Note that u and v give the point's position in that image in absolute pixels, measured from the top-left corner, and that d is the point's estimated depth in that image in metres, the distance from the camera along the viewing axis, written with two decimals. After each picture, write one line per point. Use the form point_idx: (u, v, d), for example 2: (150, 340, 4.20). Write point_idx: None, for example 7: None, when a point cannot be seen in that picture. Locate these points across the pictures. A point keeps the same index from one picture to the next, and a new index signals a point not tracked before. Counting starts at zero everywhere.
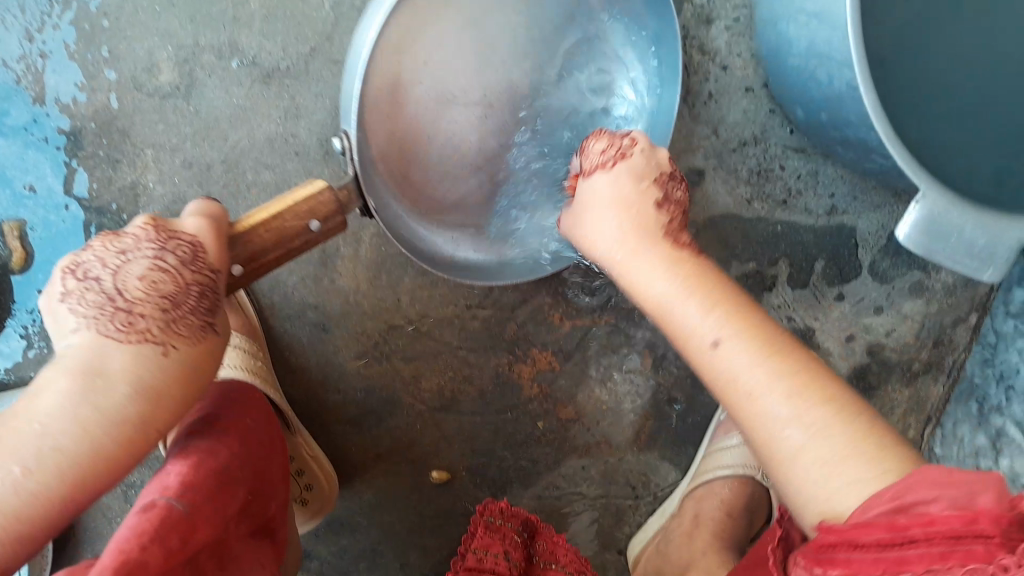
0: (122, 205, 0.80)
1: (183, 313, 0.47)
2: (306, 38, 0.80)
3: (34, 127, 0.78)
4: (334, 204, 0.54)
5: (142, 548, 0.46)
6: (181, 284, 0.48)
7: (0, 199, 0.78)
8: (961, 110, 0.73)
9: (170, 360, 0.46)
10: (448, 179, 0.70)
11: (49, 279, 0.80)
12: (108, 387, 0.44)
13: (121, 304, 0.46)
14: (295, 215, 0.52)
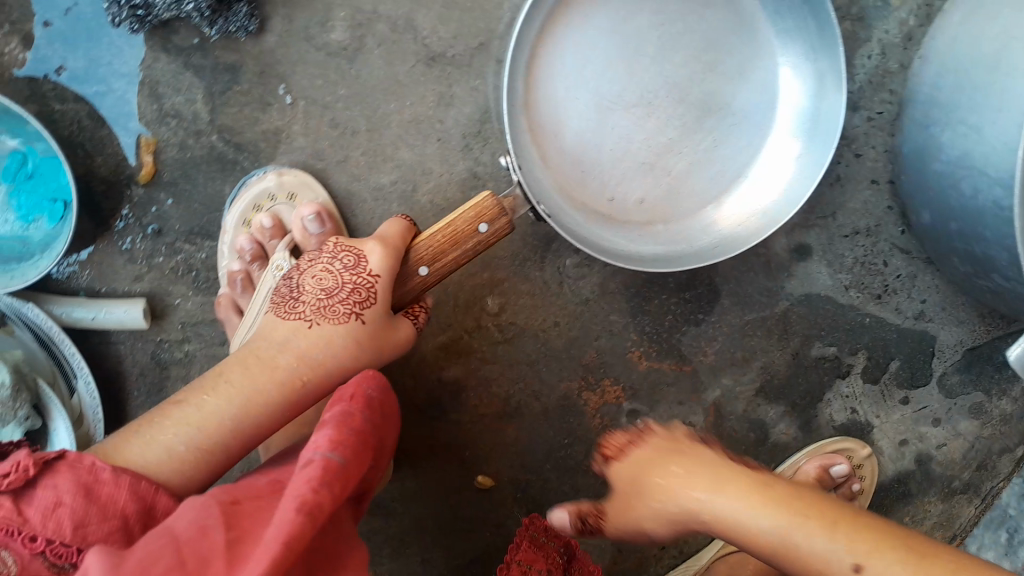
0: (262, 145, 0.81)
1: (335, 302, 0.69)
2: (478, 31, 0.80)
3: (198, 51, 0.79)
4: (497, 207, 0.72)
5: (315, 492, 0.46)
6: (339, 283, 0.69)
7: (146, 112, 0.79)
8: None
9: (311, 331, 0.68)
10: (626, 180, 0.85)
11: (170, 199, 0.82)
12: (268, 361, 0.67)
13: (292, 292, 0.70)
14: (465, 220, 0.72)
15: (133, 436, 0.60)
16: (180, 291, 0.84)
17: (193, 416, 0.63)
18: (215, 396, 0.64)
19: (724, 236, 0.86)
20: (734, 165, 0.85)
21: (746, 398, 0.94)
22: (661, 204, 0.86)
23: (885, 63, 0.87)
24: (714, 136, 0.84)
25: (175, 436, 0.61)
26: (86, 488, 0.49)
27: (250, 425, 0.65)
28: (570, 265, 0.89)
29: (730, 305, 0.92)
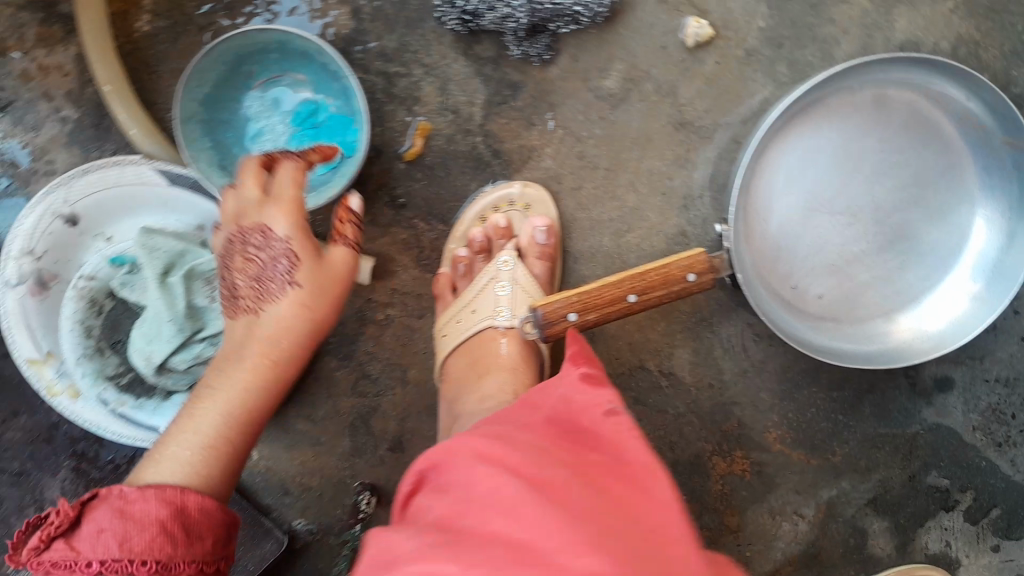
0: (515, 157, 0.91)
1: (269, 268, 0.74)
2: (730, 112, 0.90)
3: (492, 62, 0.88)
4: (709, 264, 0.84)
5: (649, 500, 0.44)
6: (269, 262, 0.74)
7: (430, 102, 0.89)
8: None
9: (264, 315, 0.74)
10: (814, 276, 0.94)
11: (421, 179, 0.91)
12: (235, 361, 0.73)
13: (234, 293, 0.76)
14: (678, 267, 0.84)
15: (153, 463, 0.67)
16: (404, 261, 0.94)
17: (194, 431, 0.69)
18: (231, 374, 0.72)
19: (888, 349, 0.94)
20: (912, 288, 0.94)
21: (857, 504, 1.01)
22: (838, 304, 0.95)
23: None
24: (900, 260, 0.94)
25: (189, 449, 0.68)
26: (120, 511, 0.62)
27: (264, 406, 0.73)
28: (738, 336, 0.98)
29: (869, 416, 0.99)
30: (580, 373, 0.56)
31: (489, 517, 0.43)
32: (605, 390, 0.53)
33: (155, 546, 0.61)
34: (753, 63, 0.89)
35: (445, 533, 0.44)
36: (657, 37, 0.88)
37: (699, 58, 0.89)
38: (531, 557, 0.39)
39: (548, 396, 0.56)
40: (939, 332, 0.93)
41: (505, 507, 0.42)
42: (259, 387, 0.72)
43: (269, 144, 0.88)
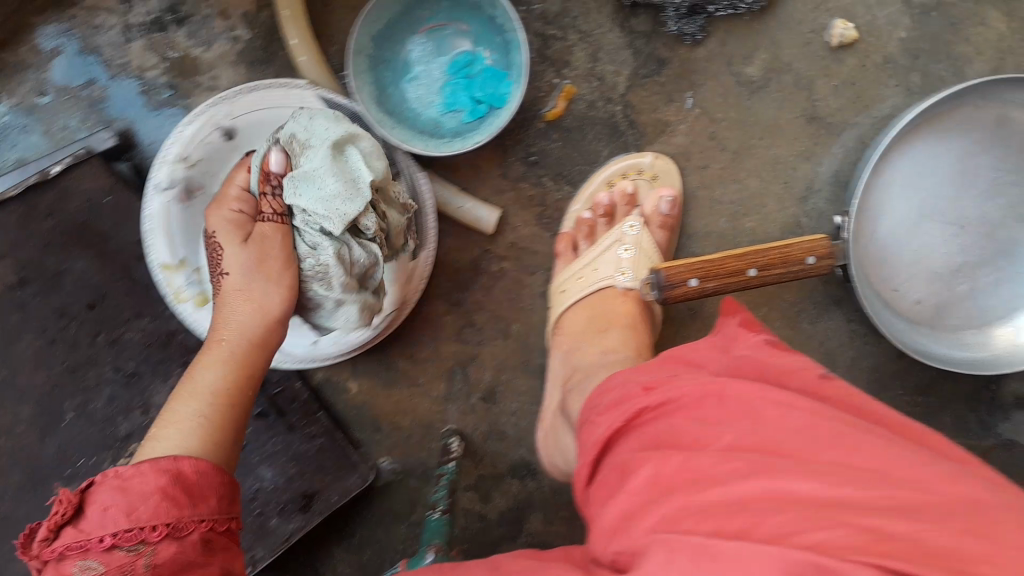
0: (649, 131, 0.96)
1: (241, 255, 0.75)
2: (859, 112, 0.95)
3: (645, 37, 0.94)
4: (832, 249, 0.87)
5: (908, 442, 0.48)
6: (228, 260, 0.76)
7: (579, 66, 0.95)
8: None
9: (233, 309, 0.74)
10: (915, 280, 0.98)
11: (556, 140, 0.96)
12: (215, 352, 0.72)
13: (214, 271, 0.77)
14: (800, 249, 0.86)
15: (181, 395, 0.69)
16: (525, 215, 0.97)
17: (203, 380, 0.70)
18: (235, 323, 0.74)
19: (980, 357, 0.97)
20: (1010, 303, 0.97)
21: None
22: (935, 310, 0.98)
23: None
24: (1004, 275, 0.97)
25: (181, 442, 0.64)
26: (121, 487, 0.57)
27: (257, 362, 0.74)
28: (832, 332, 1.01)
29: (948, 423, 1.02)
30: (766, 338, 0.59)
31: (804, 459, 0.44)
32: (795, 355, 0.56)
33: (162, 511, 0.57)
34: (886, 71, 0.95)
35: (763, 458, 0.45)
36: (803, 34, 0.94)
37: (838, 58, 0.95)
38: (886, 480, 0.42)
39: (731, 350, 0.58)
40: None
41: (831, 440, 0.45)
42: (235, 391, 0.71)
43: (424, 91, 0.92)
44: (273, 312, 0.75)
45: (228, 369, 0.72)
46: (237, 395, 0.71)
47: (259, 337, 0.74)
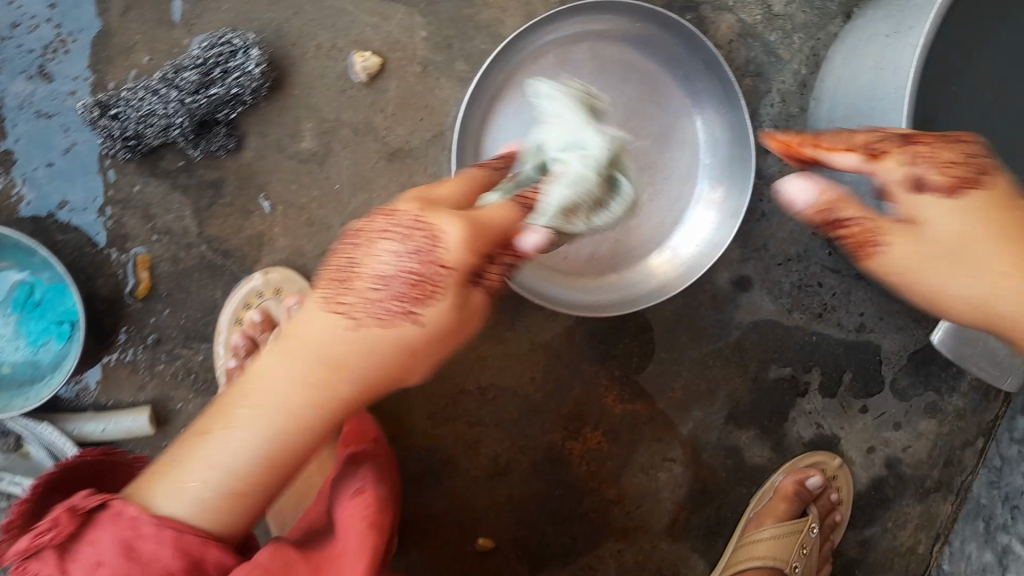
0: (248, 251, 0.90)
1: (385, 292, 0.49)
2: (430, 125, 0.91)
3: (184, 172, 0.88)
4: None
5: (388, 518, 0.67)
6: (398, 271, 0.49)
7: (140, 232, 0.88)
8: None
9: (282, 384, 0.51)
10: (574, 238, 0.93)
11: (166, 310, 0.90)
12: (224, 440, 0.53)
13: (387, 283, 0.49)
14: None
15: (161, 478, 0.55)
16: (183, 393, 0.91)
17: (230, 449, 0.53)
18: (255, 411, 0.52)
19: (666, 280, 0.94)
20: (669, 216, 0.94)
21: (718, 425, 1.03)
22: (608, 255, 0.94)
23: (786, 108, 0.97)
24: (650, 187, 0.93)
25: (207, 484, 0.53)
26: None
27: (376, 388, 0.52)
28: (536, 323, 0.98)
29: (688, 340, 1.01)
30: (348, 456, 0.74)
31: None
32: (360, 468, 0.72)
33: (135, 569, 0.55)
34: (431, 73, 0.90)
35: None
36: (332, 85, 0.89)
37: (379, 88, 0.89)
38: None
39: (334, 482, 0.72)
40: (704, 247, 0.93)
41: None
42: (321, 406, 0.51)
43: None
44: (393, 355, 0.51)
45: (288, 434, 0.52)
46: (325, 428, 0.53)
47: (395, 374, 0.52)
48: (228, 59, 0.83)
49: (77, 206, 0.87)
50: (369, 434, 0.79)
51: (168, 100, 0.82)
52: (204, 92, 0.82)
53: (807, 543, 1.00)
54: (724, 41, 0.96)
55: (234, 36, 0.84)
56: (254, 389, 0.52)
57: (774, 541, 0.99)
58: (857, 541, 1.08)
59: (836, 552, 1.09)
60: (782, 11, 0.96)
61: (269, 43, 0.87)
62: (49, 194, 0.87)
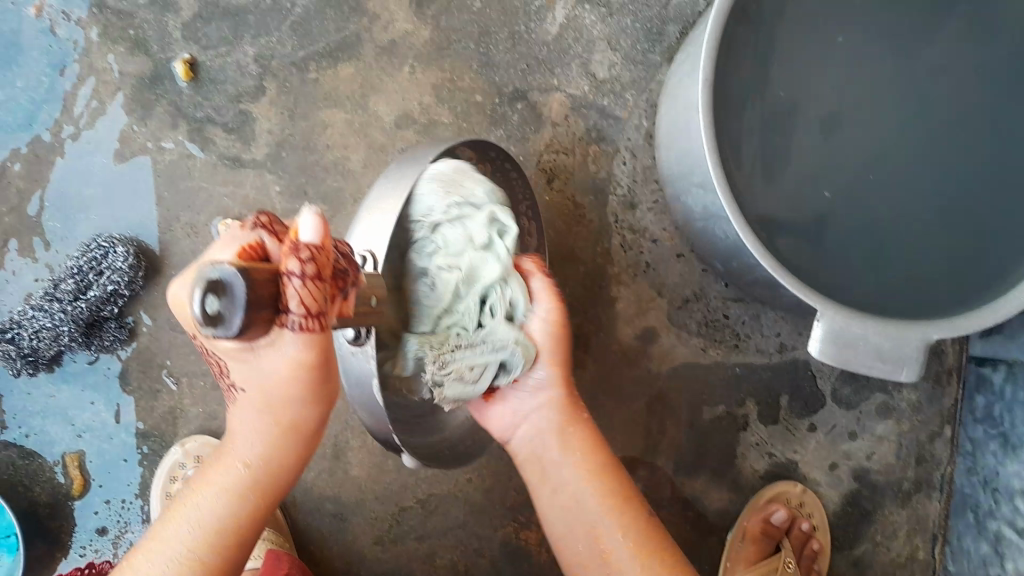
0: (163, 428, 0.95)
1: (299, 298, 0.46)
2: None
3: (91, 371, 0.94)
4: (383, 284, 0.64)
5: None
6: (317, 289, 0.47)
7: (63, 435, 0.94)
8: (871, 221, 0.83)
9: (263, 378, 0.52)
10: None
11: (103, 501, 0.94)
12: (245, 453, 0.58)
13: (310, 312, 0.47)
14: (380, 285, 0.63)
15: (206, 481, 0.59)
16: None
17: (228, 470, 0.58)
18: (256, 417, 0.56)
19: None
20: None
21: (668, 481, 1.02)
22: None
23: (639, 162, 1.00)
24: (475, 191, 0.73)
25: (219, 501, 0.59)
26: None
27: (289, 470, 0.60)
28: None
29: (611, 403, 1.01)
30: None
31: None
32: None
33: None
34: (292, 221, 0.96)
35: None
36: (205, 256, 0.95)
37: None
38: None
39: None
40: None
41: None
42: (286, 422, 0.56)
43: None
44: (296, 408, 0.56)
45: (232, 496, 0.58)
46: (258, 490, 0.59)
47: (298, 428, 0.57)
48: (100, 262, 0.91)
49: (38, 430, 0.94)
50: (281, 571, 0.81)
51: (54, 314, 0.89)
52: (83, 297, 0.90)
53: None
54: (560, 117, 0.99)
55: (101, 240, 0.92)
56: (200, 479, 0.59)
57: None
58: (849, 563, 1.05)
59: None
60: (606, 76, 0.99)
61: (136, 239, 0.95)
62: (8, 426, 0.94)
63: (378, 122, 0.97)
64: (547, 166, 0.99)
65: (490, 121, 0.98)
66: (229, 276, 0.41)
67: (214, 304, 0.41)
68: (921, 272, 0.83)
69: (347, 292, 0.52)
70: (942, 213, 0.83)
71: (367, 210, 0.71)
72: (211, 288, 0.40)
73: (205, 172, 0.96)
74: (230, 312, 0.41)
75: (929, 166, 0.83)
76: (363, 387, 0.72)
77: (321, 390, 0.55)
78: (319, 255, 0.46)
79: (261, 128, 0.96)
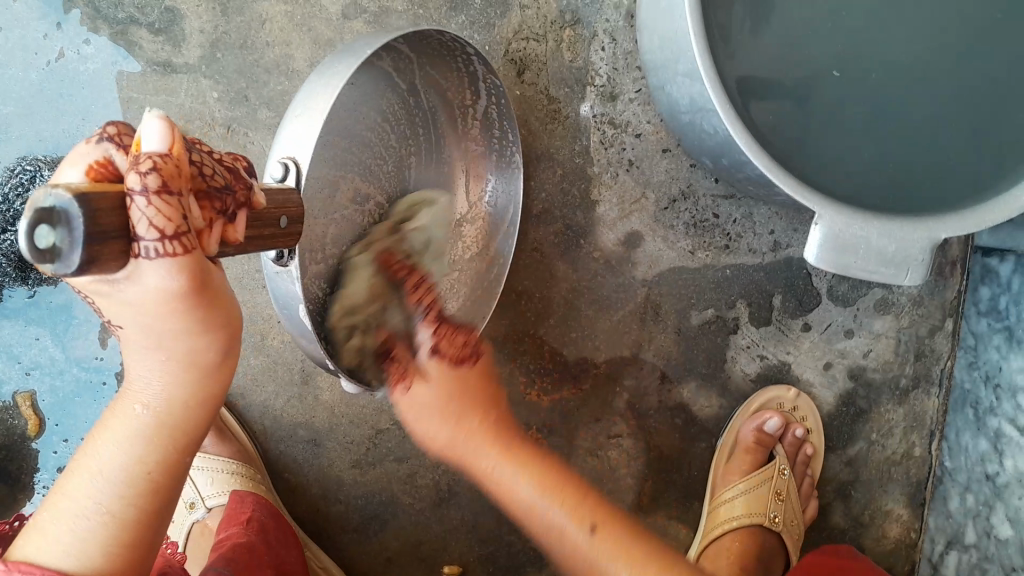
0: (119, 361, 0.89)
1: (154, 214, 0.36)
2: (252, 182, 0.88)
3: (33, 305, 0.88)
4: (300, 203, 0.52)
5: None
6: (176, 206, 0.37)
7: (12, 374, 0.89)
8: (878, 108, 0.75)
9: (133, 293, 0.40)
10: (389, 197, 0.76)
11: (61, 440, 0.90)
12: (142, 388, 0.46)
13: (173, 232, 0.37)
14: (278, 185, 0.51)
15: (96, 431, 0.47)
16: None
17: (119, 421, 0.46)
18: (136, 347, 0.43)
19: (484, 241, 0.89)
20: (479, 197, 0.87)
21: (655, 389, 0.98)
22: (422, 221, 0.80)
23: (619, 46, 0.90)
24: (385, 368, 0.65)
25: (112, 454, 0.47)
26: None
27: (207, 404, 0.48)
28: None
29: (594, 312, 0.96)
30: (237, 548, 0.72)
31: None
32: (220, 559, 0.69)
33: None
34: (236, 131, 0.87)
35: None
36: None
37: None
38: None
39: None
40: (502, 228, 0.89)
41: None
42: (175, 347, 0.44)
43: None
44: (180, 329, 0.42)
45: (132, 446, 0.46)
46: (164, 436, 0.47)
47: (195, 357, 0.45)
48: (28, 188, 0.82)
49: None
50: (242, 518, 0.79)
51: None
52: (12, 229, 0.82)
53: (783, 488, 0.95)
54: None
55: (26, 163, 0.84)
56: (94, 429, 0.48)
57: (746, 496, 0.95)
58: (842, 462, 1.02)
59: (825, 479, 1.03)
60: None
61: (65, 158, 0.86)
62: None
63: (322, 13, 0.86)
64: (515, 56, 0.89)
65: (449, 6, 0.87)
66: (65, 205, 0.32)
67: (48, 237, 0.32)
68: (929, 164, 0.76)
69: (227, 214, 0.43)
70: (956, 105, 0.74)
71: (294, 110, 0.61)
72: (43, 216, 0.31)
73: (135, 82, 0.86)
74: (69, 246, 0.32)
75: (958, 54, 0.73)
76: (293, 310, 0.63)
77: (212, 310, 0.42)
78: (163, 164, 0.36)
79: (191, 26, 0.85)
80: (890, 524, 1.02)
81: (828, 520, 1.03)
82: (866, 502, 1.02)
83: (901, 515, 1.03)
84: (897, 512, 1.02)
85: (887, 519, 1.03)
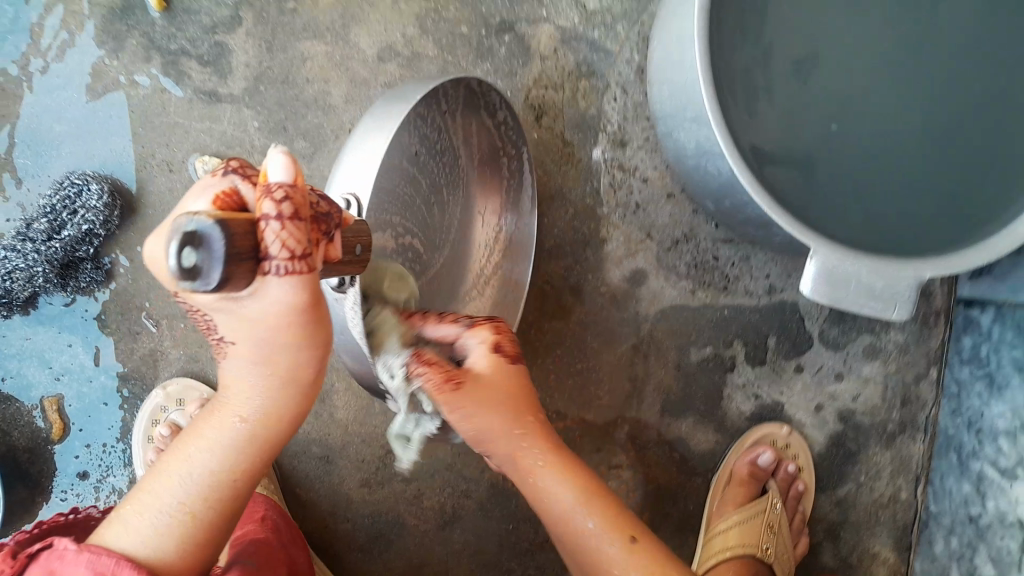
0: (144, 370, 0.93)
1: (280, 239, 0.41)
2: None
3: (68, 313, 0.92)
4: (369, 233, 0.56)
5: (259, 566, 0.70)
6: (300, 234, 0.42)
7: (41, 378, 0.92)
8: (874, 153, 0.79)
9: (246, 323, 0.46)
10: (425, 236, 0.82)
11: (83, 445, 0.93)
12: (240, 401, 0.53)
13: (294, 258, 0.42)
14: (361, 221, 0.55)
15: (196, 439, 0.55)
16: None
17: (220, 431, 0.54)
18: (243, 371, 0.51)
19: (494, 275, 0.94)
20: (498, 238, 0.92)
21: (655, 422, 1.02)
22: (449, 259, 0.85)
23: (630, 97, 0.98)
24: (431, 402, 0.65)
25: (208, 461, 0.55)
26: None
27: (289, 425, 0.55)
28: None
29: (599, 346, 1.00)
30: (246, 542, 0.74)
31: None
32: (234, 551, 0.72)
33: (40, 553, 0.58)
34: None
35: None
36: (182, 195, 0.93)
37: None
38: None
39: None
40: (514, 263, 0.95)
41: None
42: (278, 376, 0.51)
43: None
44: (286, 354, 0.49)
45: (228, 452, 0.55)
46: (255, 443, 0.55)
47: (296, 376, 0.51)
48: (73, 201, 0.88)
49: (16, 373, 0.92)
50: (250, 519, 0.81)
51: (27, 254, 0.86)
52: (57, 237, 0.87)
53: (775, 521, 0.98)
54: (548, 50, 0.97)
55: (74, 177, 0.89)
56: (193, 433, 0.56)
57: (740, 526, 0.98)
58: (832, 503, 1.06)
59: (816, 519, 1.06)
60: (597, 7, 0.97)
61: (110, 176, 0.92)
62: None
63: (360, 55, 0.93)
64: (535, 102, 0.97)
65: (477, 54, 0.95)
66: (207, 228, 0.37)
67: (193, 257, 0.36)
68: (926, 209, 0.79)
69: (330, 234, 0.48)
70: (945, 155, 0.79)
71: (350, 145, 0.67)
72: (188, 240, 0.36)
73: (181, 109, 0.92)
74: (210, 265, 0.37)
75: (941, 107, 0.78)
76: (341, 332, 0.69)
77: (316, 334, 0.49)
78: (295, 195, 0.41)
79: (238, 60, 0.92)
80: (876, 566, 1.06)
81: (818, 559, 1.06)
82: (855, 543, 1.05)
83: (887, 558, 1.06)
84: (883, 554, 1.06)
85: (874, 561, 1.06)
